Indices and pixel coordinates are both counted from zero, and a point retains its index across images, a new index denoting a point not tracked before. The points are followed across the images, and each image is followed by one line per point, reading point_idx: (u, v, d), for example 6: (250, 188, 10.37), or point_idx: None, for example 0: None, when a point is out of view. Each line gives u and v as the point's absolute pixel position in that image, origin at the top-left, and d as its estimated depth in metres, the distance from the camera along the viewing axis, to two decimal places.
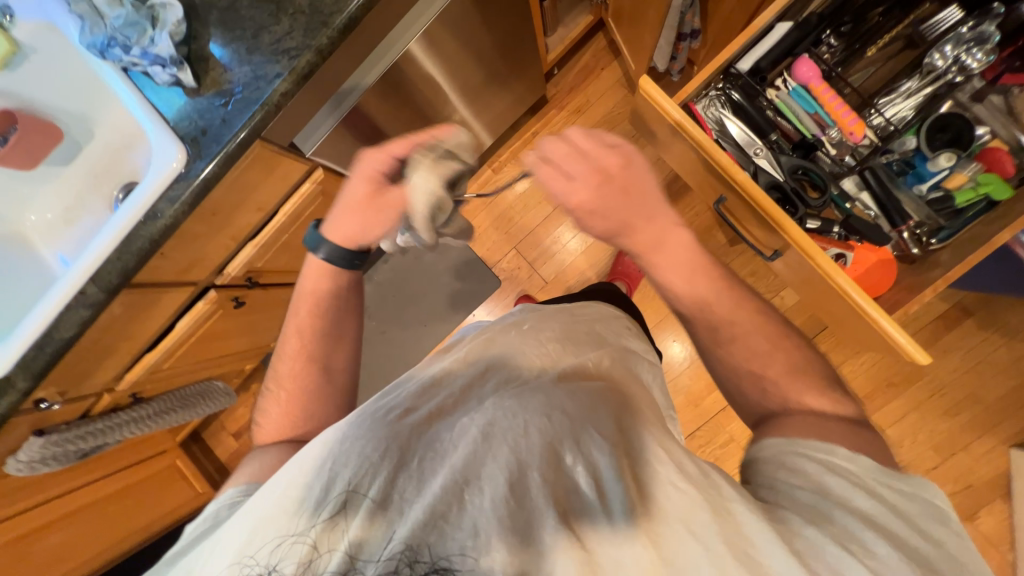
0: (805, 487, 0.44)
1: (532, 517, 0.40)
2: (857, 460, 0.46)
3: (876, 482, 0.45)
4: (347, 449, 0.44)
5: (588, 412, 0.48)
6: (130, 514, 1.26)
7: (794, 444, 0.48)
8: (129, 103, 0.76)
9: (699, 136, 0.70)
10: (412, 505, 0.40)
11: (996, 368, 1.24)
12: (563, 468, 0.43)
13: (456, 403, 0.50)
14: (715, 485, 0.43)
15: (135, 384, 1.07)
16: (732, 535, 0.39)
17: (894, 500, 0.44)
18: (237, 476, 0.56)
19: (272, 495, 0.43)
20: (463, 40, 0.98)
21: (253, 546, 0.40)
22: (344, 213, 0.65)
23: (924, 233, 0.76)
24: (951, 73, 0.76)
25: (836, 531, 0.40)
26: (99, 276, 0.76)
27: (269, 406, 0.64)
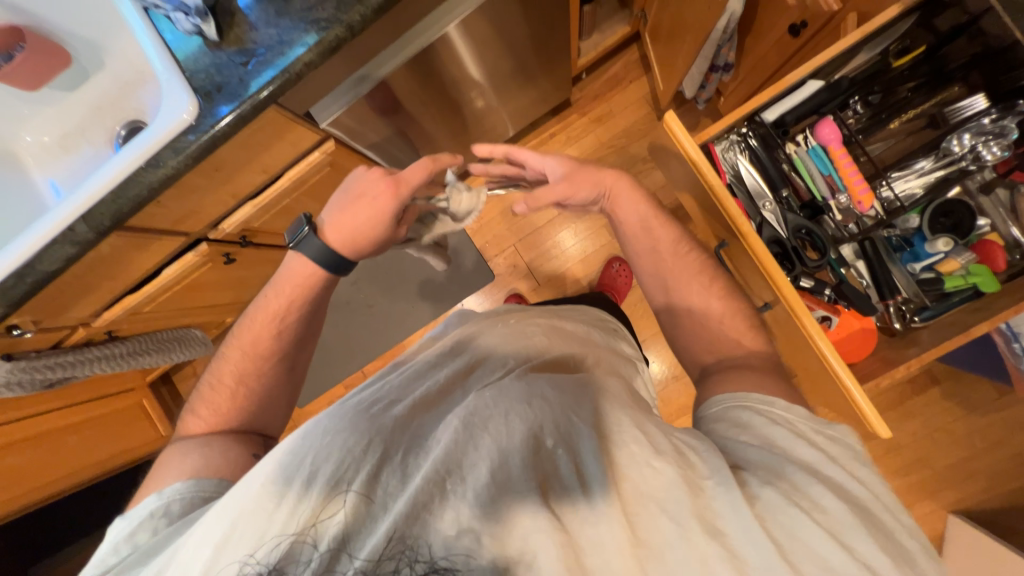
0: (757, 446, 0.46)
1: (516, 500, 0.39)
2: (793, 413, 0.49)
3: (809, 430, 0.48)
4: (329, 443, 0.43)
5: (568, 399, 0.48)
6: (90, 447, 1.25)
7: (741, 399, 0.51)
8: (145, 44, 0.73)
9: (713, 182, 0.70)
10: (396, 499, 0.39)
11: (951, 437, 1.29)
12: (544, 451, 0.43)
13: (440, 394, 0.51)
14: (688, 461, 0.43)
15: (113, 323, 1.06)
16: (702, 508, 0.39)
17: (829, 448, 0.46)
18: (176, 470, 0.53)
19: (248, 490, 0.41)
20: (495, 34, 0.96)
21: (232, 549, 0.38)
22: (344, 231, 0.64)
23: (909, 310, 0.79)
24: (965, 161, 0.77)
25: (789, 487, 0.41)
26: (90, 214, 0.74)
27: (213, 394, 0.63)
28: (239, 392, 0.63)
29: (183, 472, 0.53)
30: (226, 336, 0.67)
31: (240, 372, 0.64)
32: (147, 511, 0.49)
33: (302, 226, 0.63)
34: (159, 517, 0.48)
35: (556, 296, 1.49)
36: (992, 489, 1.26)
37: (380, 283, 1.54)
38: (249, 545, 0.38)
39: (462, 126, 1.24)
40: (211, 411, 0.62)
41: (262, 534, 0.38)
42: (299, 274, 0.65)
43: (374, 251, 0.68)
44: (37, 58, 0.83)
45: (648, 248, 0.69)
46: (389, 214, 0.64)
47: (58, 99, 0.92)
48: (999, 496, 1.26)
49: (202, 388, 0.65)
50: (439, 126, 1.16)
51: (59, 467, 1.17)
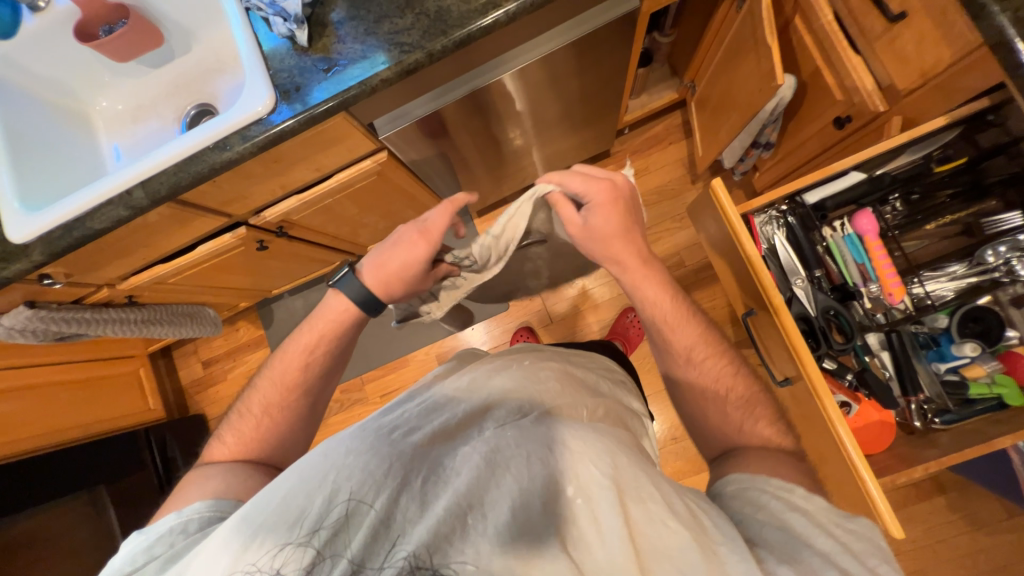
0: (772, 524, 0.45)
1: (533, 546, 0.38)
2: (813, 499, 0.47)
3: (830, 522, 0.44)
4: (351, 463, 0.43)
5: (589, 448, 0.45)
6: (79, 408, 1.24)
7: (759, 482, 0.49)
8: (239, 40, 0.79)
9: (750, 251, 0.72)
10: (416, 525, 0.39)
11: (954, 553, 1.23)
12: (562, 500, 0.41)
13: (460, 425, 0.48)
14: (700, 523, 0.41)
15: (136, 288, 1.08)
16: (715, 574, 0.38)
17: (853, 541, 0.44)
18: (197, 492, 0.53)
19: (269, 502, 0.42)
20: (554, 82, 1.02)
21: (252, 555, 0.39)
22: (381, 274, 0.64)
23: (930, 410, 0.78)
24: (998, 272, 0.78)
25: (804, 570, 0.40)
26: (149, 183, 0.77)
27: (241, 422, 0.63)
28: (263, 423, 0.62)
29: (201, 495, 0.53)
30: (260, 365, 0.66)
31: (267, 402, 0.63)
32: (165, 527, 0.48)
33: (342, 268, 0.64)
34: (176, 534, 0.47)
35: (566, 336, 1.49)
36: None
37: None
38: (261, 556, 0.39)
39: (505, 158, 1.29)
40: (235, 438, 0.61)
41: (282, 547, 0.39)
42: (336, 313, 0.64)
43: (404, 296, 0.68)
44: (134, 35, 0.88)
45: (649, 320, 0.65)
46: (416, 262, 0.64)
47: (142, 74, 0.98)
48: None
49: (233, 412, 0.65)
50: (483, 155, 1.21)
51: (42, 422, 1.15)
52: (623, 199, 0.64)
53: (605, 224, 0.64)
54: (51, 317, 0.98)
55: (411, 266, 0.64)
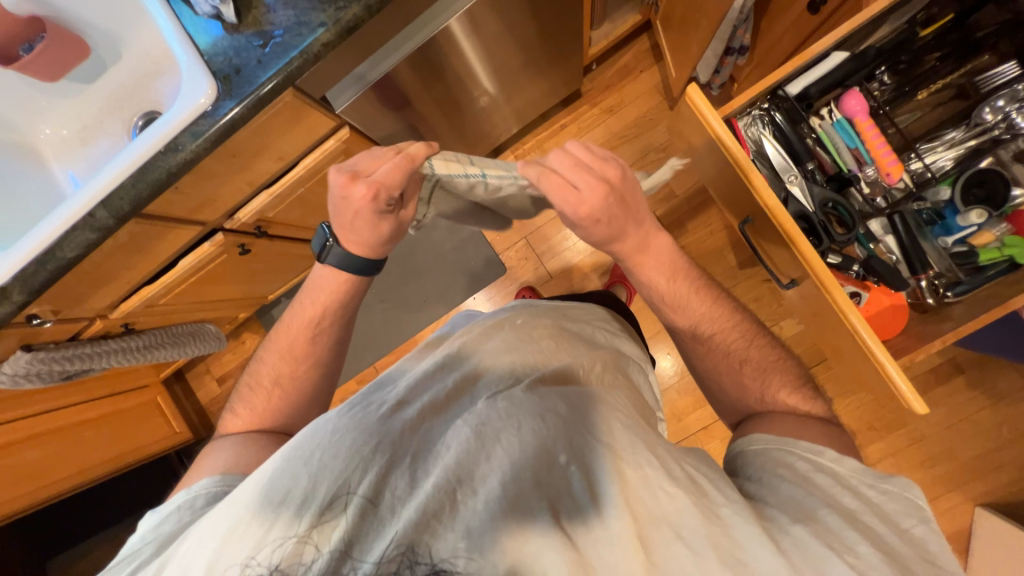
0: (794, 482, 0.45)
1: (527, 518, 0.37)
2: (844, 462, 0.47)
3: (860, 483, 0.46)
4: (338, 441, 0.41)
5: (580, 413, 0.45)
6: (107, 444, 1.24)
7: (787, 444, 0.50)
8: (166, 32, 0.75)
9: (738, 154, 0.69)
10: (404, 503, 0.38)
11: (977, 428, 1.25)
12: (556, 469, 0.41)
13: (449, 398, 0.48)
14: (700, 487, 0.41)
15: (129, 315, 1.06)
16: (718, 536, 0.38)
17: (880, 503, 0.45)
18: (212, 465, 0.55)
19: (255, 484, 0.40)
20: (508, 22, 0.96)
21: (235, 550, 0.37)
22: (355, 239, 0.61)
23: (942, 285, 0.78)
24: (998, 129, 0.78)
25: (820, 528, 0.40)
26: (110, 201, 0.74)
27: (252, 395, 0.64)
28: (275, 394, 0.63)
29: (214, 469, 0.54)
30: (267, 338, 0.67)
31: (277, 374, 0.64)
32: (175, 504, 0.49)
33: (321, 227, 0.62)
34: (186, 510, 0.48)
35: (567, 288, 1.47)
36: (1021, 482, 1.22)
37: (391, 278, 1.54)
38: (247, 549, 0.37)
39: (474, 118, 1.24)
40: (249, 411, 0.63)
41: (265, 533, 0.37)
42: (333, 286, 0.63)
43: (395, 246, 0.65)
44: (58, 47, 0.83)
45: (649, 300, 0.64)
46: (378, 219, 0.59)
47: (76, 91, 0.92)
48: None
49: (241, 387, 0.66)
50: (450, 117, 1.16)
51: (72, 462, 1.15)
52: (609, 212, 0.55)
53: (597, 237, 0.57)
54: (51, 357, 0.97)
55: (370, 220, 0.58)
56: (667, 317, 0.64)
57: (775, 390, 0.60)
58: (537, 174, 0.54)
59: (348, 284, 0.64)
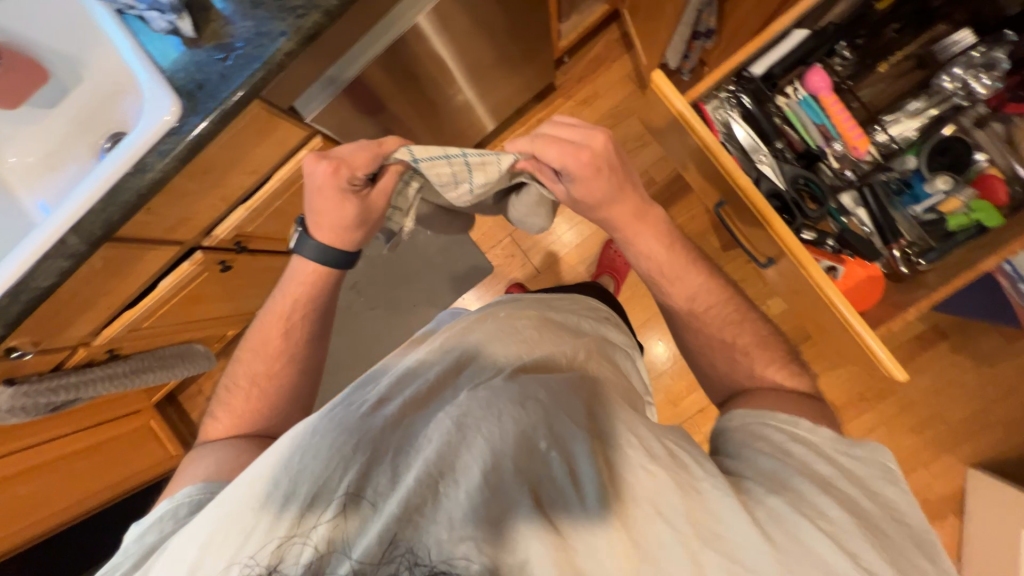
0: (771, 455, 0.47)
1: (508, 505, 0.38)
2: (818, 432, 0.49)
3: (833, 450, 0.47)
4: (319, 443, 0.42)
5: (561, 399, 0.45)
6: (99, 472, 1.22)
7: (765, 417, 0.51)
8: (124, 50, 0.73)
9: (706, 138, 0.70)
10: (385, 499, 0.38)
11: (964, 391, 1.28)
12: (537, 455, 0.41)
13: (431, 392, 0.48)
14: (681, 463, 0.42)
15: (113, 341, 1.05)
16: (698, 511, 0.39)
17: (853, 468, 0.46)
18: (192, 473, 0.55)
19: (239, 490, 0.40)
20: (475, 20, 0.96)
21: (219, 554, 0.37)
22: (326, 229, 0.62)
23: (914, 252, 0.80)
24: (957, 97, 0.80)
25: (795, 497, 0.42)
26: (80, 227, 0.73)
27: (231, 398, 0.64)
28: (254, 393, 0.64)
29: (196, 476, 0.54)
30: (241, 342, 0.68)
31: (254, 374, 0.65)
32: (156, 515, 0.49)
33: (295, 227, 0.64)
34: (168, 519, 0.48)
35: (556, 282, 1.48)
36: (1008, 439, 1.25)
37: (378, 285, 1.53)
38: (231, 552, 0.37)
39: (449, 119, 1.23)
40: (229, 414, 0.63)
41: (248, 537, 0.37)
42: (305, 281, 0.65)
43: (369, 234, 0.65)
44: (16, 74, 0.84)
45: (646, 275, 0.65)
46: (343, 200, 0.60)
47: (39, 118, 0.91)
48: (1016, 445, 1.25)
49: (220, 392, 0.66)
50: (425, 119, 1.15)
51: (61, 496, 1.14)
52: (610, 163, 0.58)
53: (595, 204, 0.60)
54: (36, 390, 0.95)
55: (341, 207, 0.60)
56: (660, 298, 0.66)
57: (756, 367, 0.61)
58: (534, 138, 0.57)
59: (325, 274, 0.66)
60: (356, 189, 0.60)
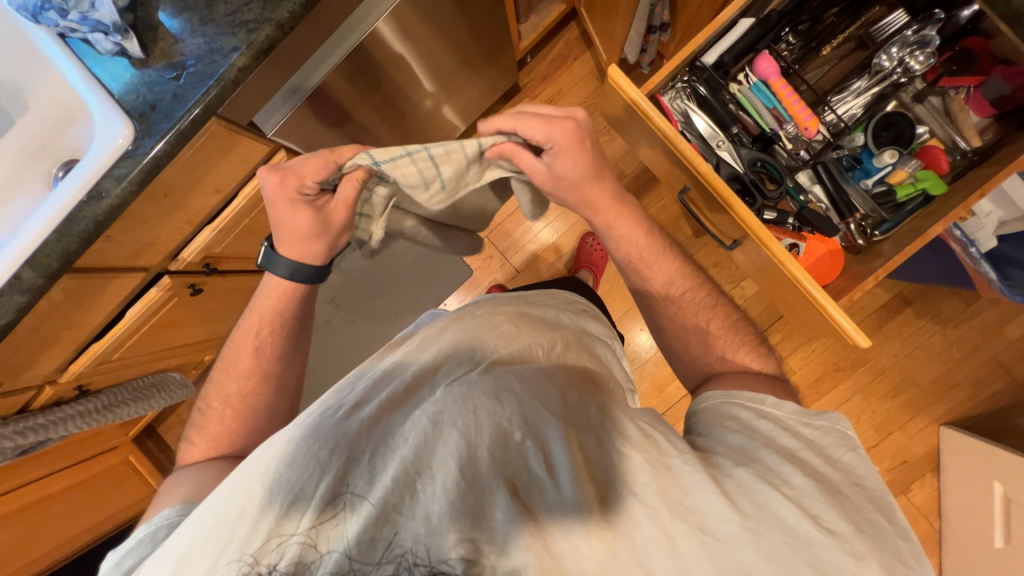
0: (739, 430, 0.49)
1: (485, 498, 0.38)
2: (783, 406, 0.52)
3: (797, 424, 0.50)
4: (294, 450, 0.42)
5: (538, 389, 0.45)
6: (78, 513, 1.18)
7: (732, 395, 0.54)
8: (70, 75, 0.71)
9: (665, 128, 0.72)
10: (362, 500, 0.38)
11: (930, 354, 1.34)
12: (513, 445, 0.41)
13: (408, 391, 0.47)
14: (655, 442, 0.44)
15: (82, 376, 1.01)
16: (669, 486, 0.40)
17: (815, 439, 0.48)
18: (169, 497, 0.54)
19: (216, 503, 0.40)
20: (433, 25, 0.96)
21: (194, 569, 0.37)
22: (290, 241, 0.61)
23: (869, 225, 0.84)
24: (896, 74, 0.83)
25: (760, 468, 0.44)
26: (35, 260, 0.70)
27: (205, 421, 0.64)
28: (228, 415, 0.63)
29: (174, 498, 0.53)
30: (215, 361, 0.67)
31: (228, 394, 0.64)
32: (135, 539, 0.48)
33: (262, 244, 0.63)
34: (147, 542, 0.47)
35: (535, 280, 1.49)
36: (974, 396, 1.32)
37: (358, 297, 1.51)
38: (206, 565, 0.37)
39: (416, 125, 1.23)
40: (205, 437, 0.62)
41: (224, 548, 0.37)
42: (277, 297, 0.65)
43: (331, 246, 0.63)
44: None
45: (626, 260, 0.67)
46: (298, 210, 0.59)
47: None
48: (981, 401, 1.32)
49: (194, 416, 0.66)
50: (392, 127, 1.14)
51: (38, 540, 1.09)
52: (590, 138, 0.59)
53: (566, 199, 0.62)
54: None
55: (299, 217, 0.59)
56: (636, 282, 0.68)
57: (730, 345, 0.63)
58: (514, 114, 0.56)
59: (289, 290, 0.65)
60: (309, 199, 0.58)
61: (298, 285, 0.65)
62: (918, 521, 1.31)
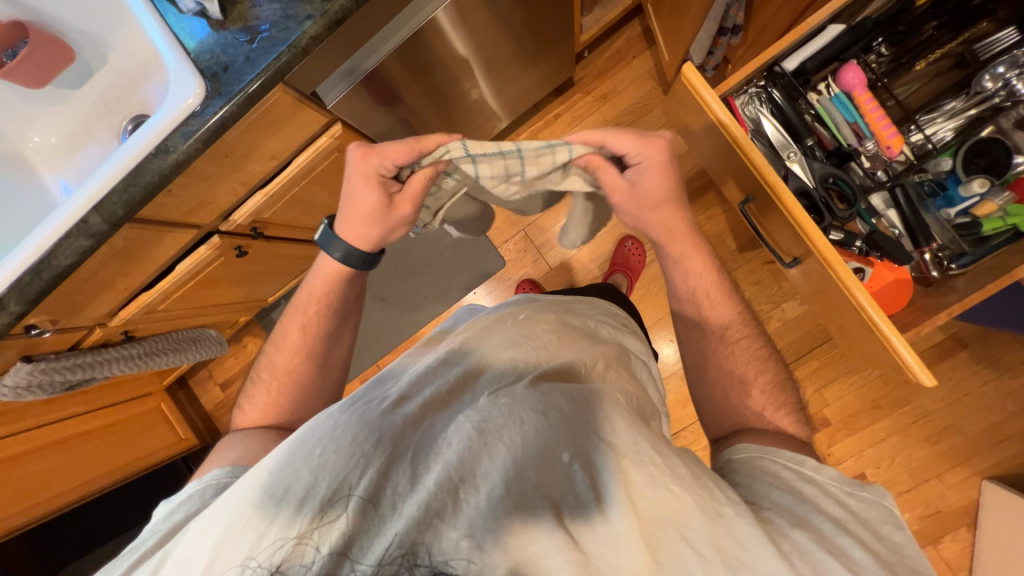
0: (783, 489, 0.47)
1: (529, 515, 0.38)
2: (824, 471, 0.49)
3: (840, 492, 0.47)
4: (338, 436, 0.41)
5: (582, 411, 0.46)
6: (111, 453, 1.23)
7: (770, 453, 0.51)
8: (151, 30, 0.74)
9: (738, 132, 0.69)
10: (405, 500, 0.38)
11: (981, 402, 1.25)
12: (560, 467, 0.41)
13: (450, 393, 0.48)
14: (705, 485, 0.42)
15: (129, 322, 1.06)
16: (721, 537, 0.38)
17: (861, 511, 0.45)
18: (220, 458, 0.56)
19: (256, 482, 0.40)
20: (498, 10, 0.95)
21: (235, 548, 0.37)
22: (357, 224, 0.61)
23: (946, 256, 0.80)
24: (998, 97, 0.79)
25: (816, 533, 0.41)
26: (102, 206, 0.73)
27: (255, 391, 0.66)
28: (275, 388, 0.64)
29: (224, 459, 0.55)
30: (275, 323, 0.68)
31: (276, 367, 0.66)
32: (187, 493, 0.50)
33: (323, 221, 0.62)
34: (198, 498, 0.49)
35: (568, 279, 1.47)
36: None
37: (389, 277, 1.53)
38: (249, 544, 0.37)
39: (467, 111, 1.22)
40: (257, 405, 0.64)
41: (264, 530, 0.37)
42: (327, 281, 0.65)
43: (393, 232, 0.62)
44: (42, 54, 0.82)
45: (687, 295, 0.66)
46: (369, 187, 0.58)
47: (62, 97, 0.90)
48: None
49: (248, 383, 0.68)
50: (444, 111, 1.14)
51: (77, 475, 1.14)
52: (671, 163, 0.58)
53: (641, 214, 0.61)
54: (52, 367, 0.95)
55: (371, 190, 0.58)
56: (691, 316, 0.66)
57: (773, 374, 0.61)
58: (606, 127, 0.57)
59: (343, 274, 0.65)
60: (383, 179, 0.58)
61: (348, 270, 0.65)
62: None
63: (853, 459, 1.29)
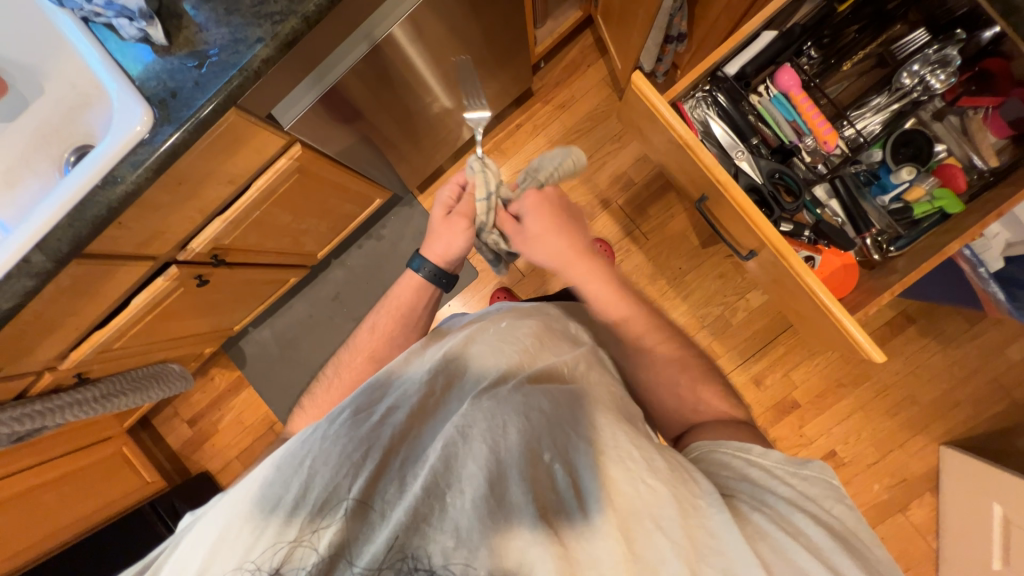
0: (738, 479, 0.48)
1: (514, 516, 0.38)
2: (769, 455, 0.50)
3: (785, 473, 0.49)
4: (328, 449, 0.42)
5: (564, 412, 0.46)
6: (72, 504, 1.14)
7: (722, 445, 0.52)
8: (92, 59, 0.72)
9: (686, 136, 0.73)
10: (393, 507, 0.38)
11: (932, 372, 1.34)
12: (542, 466, 0.42)
13: (437, 402, 0.48)
14: (683, 479, 0.43)
15: (82, 364, 0.99)
16: (695, 528, 0.40)
17: (805, 490, 0.47)
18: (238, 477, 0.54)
19: (249, 494, 0.40)
20: (453, 26, 0.96)
21: (226, 556, 0.37)
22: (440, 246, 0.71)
23: (885, 241, 0.87)
24: (916, 92, 0.87)
25: (776, 515, 0.43)
26: (45, 243, 0.69)
27: (316, 391, 0.67)
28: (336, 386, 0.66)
29: None
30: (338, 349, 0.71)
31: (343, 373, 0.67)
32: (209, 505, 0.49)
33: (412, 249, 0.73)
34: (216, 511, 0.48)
35: (541, 285, 1.48)
36: (976, 418, 1.32)
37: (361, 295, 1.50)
38: (242, 553, 0.37)
39: (429, 127, 1.23)
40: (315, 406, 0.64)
41: (255, 542, 0.37)
42: (408, 292, 0.72)
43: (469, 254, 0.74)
44: None
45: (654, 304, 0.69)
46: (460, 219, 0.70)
47: None
48: (982, 420, 1.31)
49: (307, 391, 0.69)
50: (405, 127, 1.14)
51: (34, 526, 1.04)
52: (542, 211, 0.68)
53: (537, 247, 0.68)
54: None
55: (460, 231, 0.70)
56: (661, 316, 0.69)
57: None
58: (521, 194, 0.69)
59: (420, 290, 0.72)
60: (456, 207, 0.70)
61: (427, 287, 0.72)
62: (914, 539, 1.31)
63: (824, 436, 1.35)
